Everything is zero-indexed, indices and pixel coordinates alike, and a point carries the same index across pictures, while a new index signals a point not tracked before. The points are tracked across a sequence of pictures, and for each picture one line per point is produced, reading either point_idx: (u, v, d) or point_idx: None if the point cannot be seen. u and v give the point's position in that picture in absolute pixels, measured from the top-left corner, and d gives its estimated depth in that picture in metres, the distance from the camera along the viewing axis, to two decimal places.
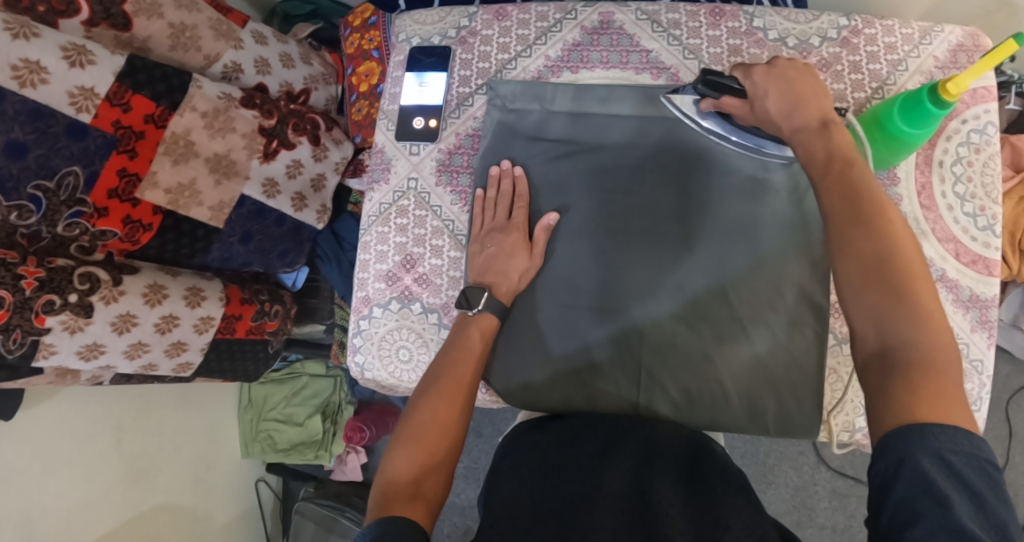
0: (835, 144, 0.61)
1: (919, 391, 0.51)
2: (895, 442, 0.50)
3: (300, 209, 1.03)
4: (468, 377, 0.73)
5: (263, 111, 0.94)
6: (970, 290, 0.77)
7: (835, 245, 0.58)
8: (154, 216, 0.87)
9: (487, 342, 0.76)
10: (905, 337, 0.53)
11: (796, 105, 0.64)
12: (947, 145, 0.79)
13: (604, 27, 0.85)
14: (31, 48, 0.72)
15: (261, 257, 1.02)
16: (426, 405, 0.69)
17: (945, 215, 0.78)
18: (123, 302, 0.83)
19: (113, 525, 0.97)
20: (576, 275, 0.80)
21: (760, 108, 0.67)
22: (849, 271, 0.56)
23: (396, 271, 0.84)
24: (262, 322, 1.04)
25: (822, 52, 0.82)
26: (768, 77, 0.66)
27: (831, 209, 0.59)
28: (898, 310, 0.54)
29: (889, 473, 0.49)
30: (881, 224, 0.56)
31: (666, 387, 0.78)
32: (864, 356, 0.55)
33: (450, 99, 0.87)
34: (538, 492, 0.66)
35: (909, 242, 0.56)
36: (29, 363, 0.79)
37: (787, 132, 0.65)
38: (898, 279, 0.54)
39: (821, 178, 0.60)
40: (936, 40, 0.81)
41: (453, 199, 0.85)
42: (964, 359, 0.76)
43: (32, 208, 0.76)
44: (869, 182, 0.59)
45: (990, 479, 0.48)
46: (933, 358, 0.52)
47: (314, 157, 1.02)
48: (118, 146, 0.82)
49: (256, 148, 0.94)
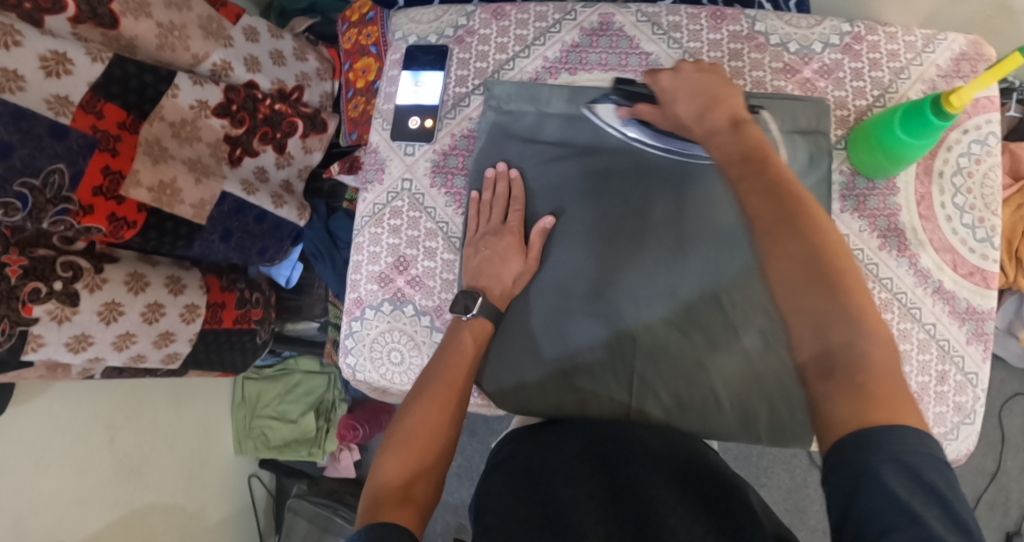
0: (749, 144, 0.62)
1: (863, 392, 0.50)
2: (843, 454, 0.49)
3: (280, 206, 1.04)
4: (461, 381, 0.72)
5: (233, 120, 0.96)
6: (966, 301, 0.77)
7: (762, 249, 0.57)
8: (139, 213, 0.86)
9: (480, 346, 0.76)
10: (847, 338, 0.53)
11: (704, 110, 0.66)
12: (948, 156, 0.78)
13: (603, 28, 0.83)
14: (9, 58, 0.72)
15: (240, 253, 1.03)
16: (417, 410, 0.69)
17: (943, 226, 0.78)
18: (107, 290, 0.84)
19: (103, 523, 0.97)
20: (571, 279, 0.79)
21: (671, 113, 0.70)
22: (780, 272, 0.56)
23: (388, 273, 0.82)
24: (246, 309, 1.06)
25: (824, 58, 0.81)
26: (677, 82, 0.69)
27: (754, 210, 0.58)
28: (833, 312, 0.54)
29: (847, 492, 0.48)
30: (806, 222, 0.56)
31: (658, 394, 0.77)
32: (804, 361, 0.55)
33: (446, 99, 0.86)
34: (533, 506, 0.64)
35: (833, 239, 0.56)
36: (18, 357, 0.78)
37: (700, 135, 0.67)
38: (826, 278, 0.55)
39: (740, 181, 0.60)
40: (938, 48, 0.80)
41: (447, 201, 0.84)
42: (959, 371, 0.76)
43: (19, 206, 0.75)
44: (787, 180, 0.59)
45: (947, 478, 0.47)
46: (873, 357, 0.52)
47: (278, 164, 1.04)
48: (100, 145, 0.81)
49: (222, 155, 0.96)
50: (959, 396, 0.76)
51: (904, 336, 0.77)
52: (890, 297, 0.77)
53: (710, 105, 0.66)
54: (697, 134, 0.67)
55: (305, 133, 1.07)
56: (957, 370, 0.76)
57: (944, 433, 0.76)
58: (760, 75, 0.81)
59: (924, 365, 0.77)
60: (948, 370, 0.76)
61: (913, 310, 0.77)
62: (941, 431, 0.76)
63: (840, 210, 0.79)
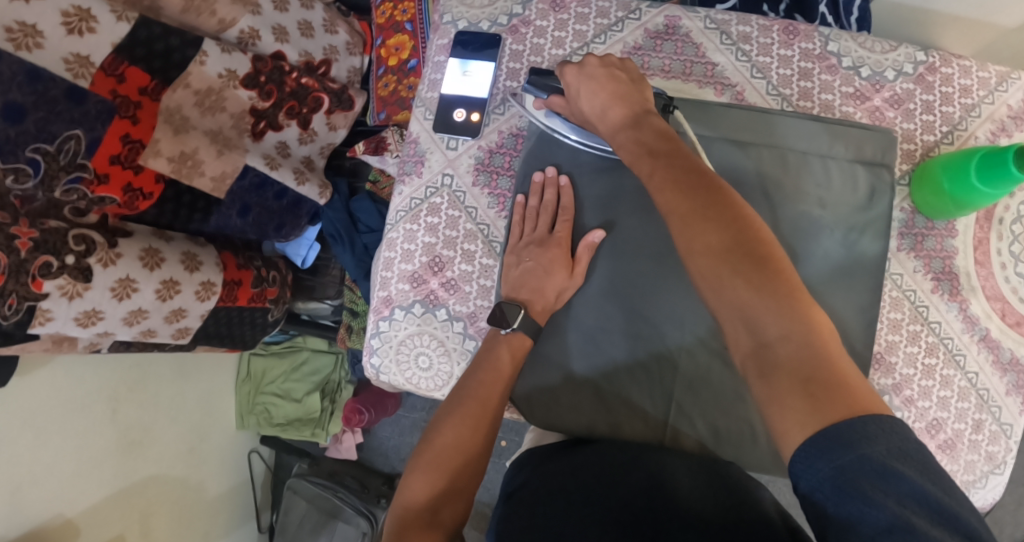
0: (645, 135, 0.62)
1: (809, 388, 0.48)
2: (806, 464, 0.46)
3: (302, 183, 0.99)
4: (495, 399, 0.69)
5: (261, 92, 0.92)
6: (1010, 351, 0.76)
7: (682, 246, 0.56)
8: (157, 184, 0.83)
9: (517, 362, 0.72)
10: (781, 330, 0.51)
11: (606, 105, 0.66)
12: (1010, 202, 0.76)
13: (669, 32, 0.79)
14: (28, 12, 0.69)
15: (256, 229, 0.98)
16: (448, 427, 0.66)
17: (997, 273, 0.76)
18: (122, 265, 0.79)
19: (103, 496, 0.95)
20: (617, 297, 0.76)
21: (576, 107, 0.70)
22: (704, 268, 0.54)
23: (422, 273, 0.79)
24: (262, 288, 1.02)
25: (895, 87, 0.77)
26: (580, 77, 0.68)
27: (669, 207, 0.57)
28: (761, 303, 0.52)
29: (817, 510, 0.46)
30: (720, 211, 0.55)
31: (694, 421, 0.75)
32: (745, 359, 0.53)
33: (496, 92, 0.81)
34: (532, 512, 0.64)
35: (750, 222, 0.55)
36: (24, 330, 0.74)
37: (604, 131, 0.67)
38: (750, 267, 0.53)
39: (651, 177, 0.60)
40: (1012, 88, 0.76)
41: (490, 202, 0.80)
42: (994, 421, 0.76)
43: (30, 172, 0.72)
44: (696, 169, 0.58)
45: (920, 466, 0.45)
46: (814, 346, 0.50)
47: (300, 139, 1.00)
48: (119, 112, 0.77)
49: (245, 127, 0.92)
50: (992, 446, 0.76)
51: (946, 383, 0.75)
52: (937, 340, 0.75)
53: (610, 102, 0.66)
54: (602, 132, 0.67)
55: (330, 110, 1.02)
56: (992, 420, 0.76)
57: (973, 481, 0.76)
58: (828, 98, 0.77)
59: (962, 412, 0.75)
60: (984, 419, 0.76)
61: (957, 356, 0.75)
62: (969, 479, 0.76)
63: (897, 247, 0.76)
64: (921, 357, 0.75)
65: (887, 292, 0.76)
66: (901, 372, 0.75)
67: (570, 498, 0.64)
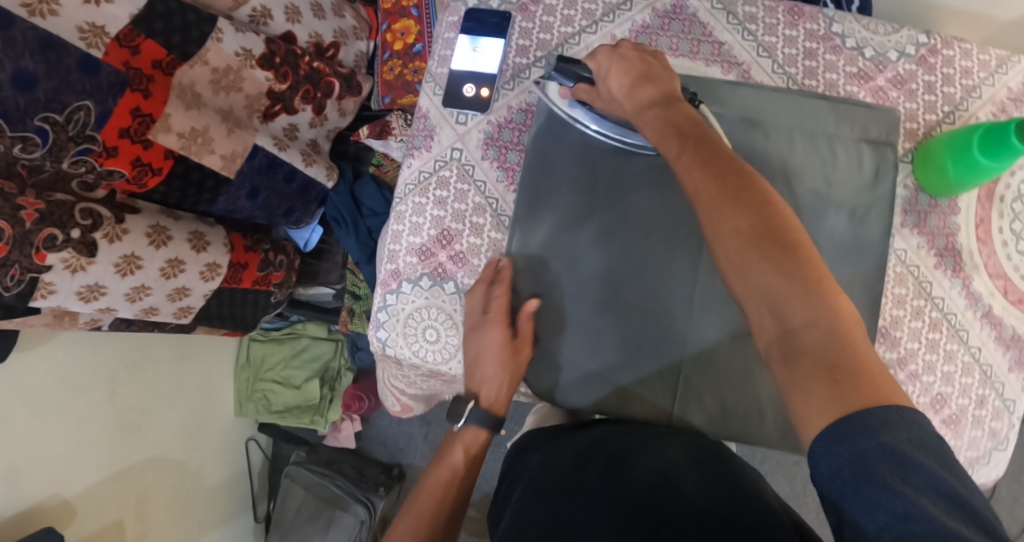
0: (674, 118, 0.62)
1: (833, 374, 0.48)
2: (826, 449, 0.46)
3: (311, 165, 1.00)
4: (450, 493, 0.74)
5: (277, 74, 0.91)
6: (1012, 328, 0.77)
7: (708, 230, 0.56)
8: (165, 160, 0.81)
9: (472, 457, 0.76)
10: (808, 317, 0.51)
11: (634, 83, 0.66)
12: (1010, 181, 0.77)
13: (676, 12, 0.80)
14: None
15: (265, 213, 0.99)
16: (405, 521, 0.72)
17: (999, 251, 0.77)
18: (127, 242, 0.79)
19: (99, 477, 0.94)
20: (626, 272, 0.76)
21: (604, 89, 0.69)
22: (729, 251, 0.54)
23: (430, 246, 0.79)
24: (267, 272, 1.02)
25: (898, 68, 0.78)
26: (613, 57, 0.68)
27: (697, 188, 0.57)
28: (787, 288, 0.52)
29: (835, 495, 0.46)
30: (749, 196, 0.55)
31: (703, 398, 0.75)
32: (767, 345, 0.53)
33: (505, 68, 0.81)
34: (547, 502, 0.62)
35: (778, 208, 0.55)
36: (25, 303, 0.73)
37: (631, 110, 0.66)
38: (779, 251, 0.53)
39: (678, 157, 0.59)
40: (1011, 70, 0.78)
41: (499, 176, 0.80)
42: (998, 397, 0.76)
43: (39, 142, 0.70)
44: (724, 154, 0.58)
45: (940, 456, 0.45)
46: (840, 334, 0.50)
47: (311, 123, 1.00)
48: (131, 84, 0.76)
49: (258, 108, 0.92)
50: (995, 421, 0.77)
51: (949, 357, 0.76)
52: (940, 315, 0.76)
53: (639, 79, 0.66)
54: (629, 112, 0.67)
55: (339, 95, 1.03)
56: (996, 396, 0.77)
57: (977, 457, 0.77)
58: (832, 77, 0.79)
59: (966, 387, 0.76)
60: (988, 395, 0.76)
61: (960, 331, 0.76)
62: (974, 454, 0.77)
63: (900, 224, 0.77)
64: (925, 332, 0.76)
65: (892, 267, 0.77)
66: (906, 346, 0.76)
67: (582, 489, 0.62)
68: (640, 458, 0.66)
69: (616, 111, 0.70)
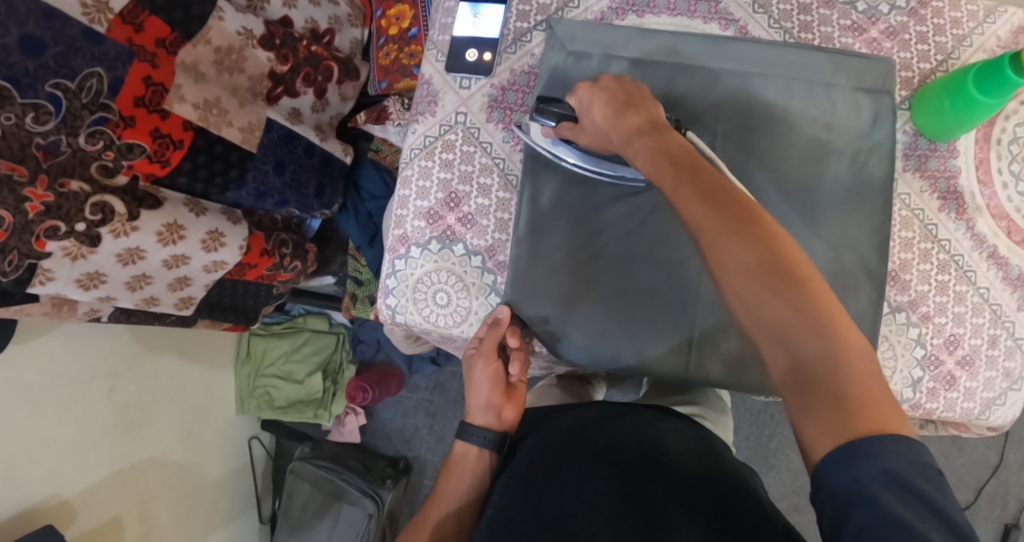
0: (667, 146, 0.58)
1: (843, 405, 0.47)
2: (832, 472, 0.46)
3: (325, 139, 1.03)
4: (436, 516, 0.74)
5: (278, 55, 0.92)
6: (1019, 268, 0.77)
7: (712, 263, 0.52)
8: (186, 131, 0.80)
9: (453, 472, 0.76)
10: (819, 349, 0.49)
11: (620, 112, 0.63)
12: (1006, 125, 0.78)
13: None
14: None
15: (297, 195, 0.97)
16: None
17: (999, 193, 0.78)
18: (135, 238, 0.76)
19: (102, 476, 0.90)
20: (634, 234, 0.76)
21: (590, 122, 0.67)
22: (734, 284, 0.51)
23: (438, 210, 0.79)
24: (276, 273, 1.00)
25: (890, 20, 0.80)
26: (593, 91, 0.67)
27: (696, 221, 0.53)
28: (796, 322, 0.49)
29: (839, 510, 0.45)
30: (752, 229, 0.51)
31: (721, 342, 0.74)
32: (778, 375, 0.51)
33: (506, 33, 0.82)
34: (537, 500, 0.60)
35: (782, 238, 0.51)
36: (24, 290, 0.71)
37: (618, 139, 0.63)
38: (788, 284, 0.50)
39: (674, 191, 0.55)
40: (999, 19, 0.80)
41: (504, 136, 0.80)
42: (1010, 336, 0.77)
43: (51, 110, 0.68)
44: (722, 187, 0.54)
45: (935, 483, 0.45)
46: (849, 365, 0.48)
47: (313, 108, 1.01)
48: (138, 55, 0.75)
49: (262, 90, 0.91)
50: (1008, 361, 0.77)
51: (960, 298, 0.77)
52: (948, 257, 0.77)
53: (623, 108, 0.63)
54: (616, 142, 0.63)
55: (339, 79, 1.04)
56: (1008, 335, 0.77)
57: (993, 398, 0.77)
58: (827, 31, 0.81)
59: (977, 328, 0.77)
60: (1000, 335, 0.77)
61: (968, 272, 0.77)
62: (989, 396, 0.77)
63: (902, 169, 0.79)
64: (934, 274, 0.77)
65: (898, 211, 0.78)
66: (915, 289, 0.77)
67: (576, 499, 0.59)
68: (637, 442, 0.63)
69: (601, 144, 0.67)
